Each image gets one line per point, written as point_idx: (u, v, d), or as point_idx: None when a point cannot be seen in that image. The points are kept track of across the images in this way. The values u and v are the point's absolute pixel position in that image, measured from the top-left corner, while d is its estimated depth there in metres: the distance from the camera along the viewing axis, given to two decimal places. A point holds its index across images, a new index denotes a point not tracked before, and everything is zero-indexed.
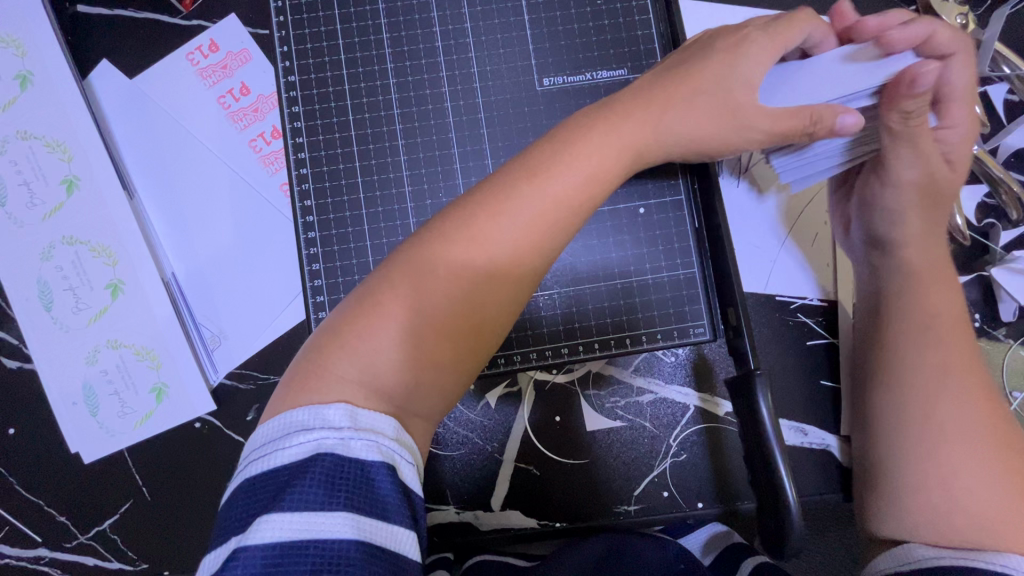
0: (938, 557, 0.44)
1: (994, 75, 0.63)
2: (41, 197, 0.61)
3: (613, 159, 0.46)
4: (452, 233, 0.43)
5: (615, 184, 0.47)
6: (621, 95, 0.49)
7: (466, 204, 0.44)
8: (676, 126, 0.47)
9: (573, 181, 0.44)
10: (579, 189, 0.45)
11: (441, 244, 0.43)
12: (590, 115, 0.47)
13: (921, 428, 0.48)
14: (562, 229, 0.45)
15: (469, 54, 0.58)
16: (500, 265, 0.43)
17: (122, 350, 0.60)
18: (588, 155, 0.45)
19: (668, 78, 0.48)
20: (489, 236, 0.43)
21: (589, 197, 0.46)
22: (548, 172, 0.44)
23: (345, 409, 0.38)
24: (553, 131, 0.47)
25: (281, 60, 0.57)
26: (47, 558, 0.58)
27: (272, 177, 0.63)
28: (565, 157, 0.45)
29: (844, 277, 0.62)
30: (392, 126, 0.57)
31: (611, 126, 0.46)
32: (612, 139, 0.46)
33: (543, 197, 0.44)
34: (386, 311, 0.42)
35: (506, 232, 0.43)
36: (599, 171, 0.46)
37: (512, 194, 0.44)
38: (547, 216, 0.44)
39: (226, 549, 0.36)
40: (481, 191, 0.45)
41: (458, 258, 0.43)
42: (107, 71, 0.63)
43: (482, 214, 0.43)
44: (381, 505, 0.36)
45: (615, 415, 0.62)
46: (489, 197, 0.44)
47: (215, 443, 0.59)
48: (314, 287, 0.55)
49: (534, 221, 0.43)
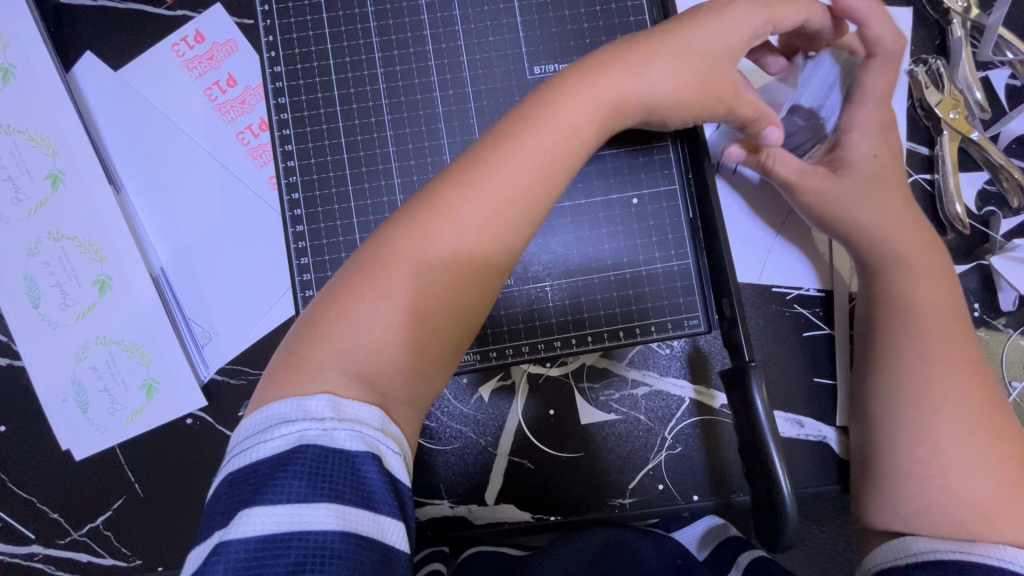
0: (933, 551, 0.43)
1: (995, 59, 0.61)
2: (26, 191, 0.60)
3: (590, 123, 0.44)
4: (422, 209, 0.42)
5: (592, 144, 0.46)
6: (602, 58, 0.46)
7: (438, 180, 0.44)
8: (660, 82, 0.46)
9: (545, 147, 0.43)
10: (555, 162, 0.44)
11: (415, 225, 0.42)
12: (566, 79, 0.45)
13: (916, 414, 0.48)
14: (537, 198, 0.44)
15: (458, 42, 0.57)
16: (475, 241, 0.42)
17: (110, 347, 0.60)
18: (562, 120, 0.44)
19: (650, 41, 0.47)
20: (459, 211, 0.42)
21: (564, 167, 0.44)
22: (523, 148, 0.43)
23: (328, 400, 0.38)
24: (528, 96, 0.46)
25: (267, 50, 0.56)
26: (40, 555, 0.58)
27: (260, 169, 0.62)
28: (538, 123, 0.44)
29: (841, 267, 0.61)
30: (380, 115, 0.56)
31: (587, 85, 0.45)
32: (586, 100, 0.44)
33: (519, 177, 0.43)
34: (363, 296, 0.41)
35: (478, 206, 0.42)
36: (573, 134, 0.44)
37: (482, 167, 0.43)
38: (520, 193, 0.43)
39: (209, 544, 0.35)
40: (456, 170, 0.44)
41: (429, 238, 0.42)
42: (91, 63, 0.62)
43: (454, 190, 0.42)
44: (367, 495, 0.36)
45: (610, 408, 0.61)
46: (463, 173, 0.43)
47: (206, 439, 0.59)
48: (303, 281, 0.55)
49: (509, 202, 0.43)
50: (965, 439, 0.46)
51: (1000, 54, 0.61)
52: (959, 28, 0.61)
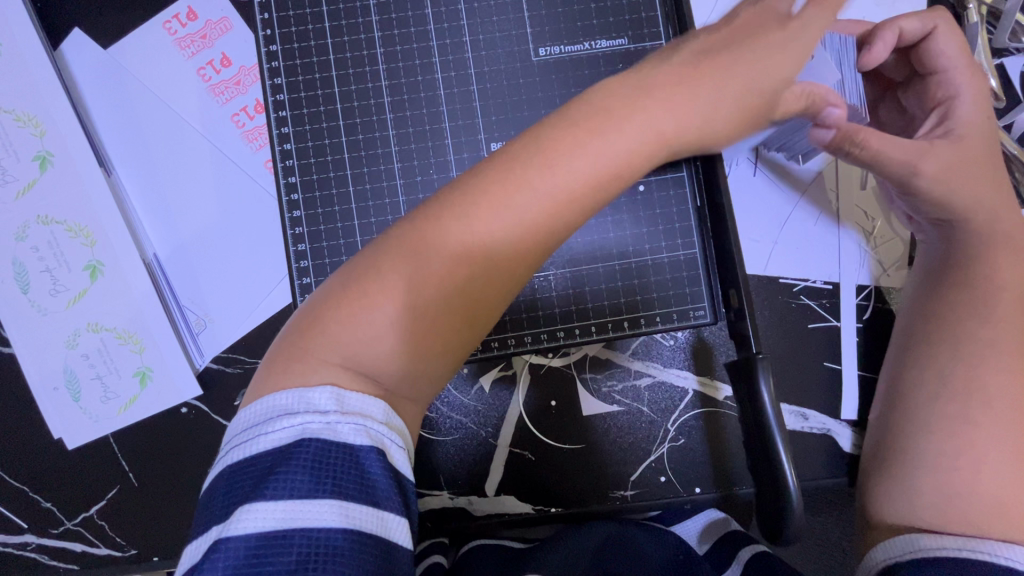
0: (941, 548, 0.42)
1: (1012, 47, 0.60)
2: (14, 173, 0.58)
3: (643, 140, 0.41)
4: (450, 212, 0.40)
5: (641, 173, 0.43)
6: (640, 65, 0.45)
7: (472, 182, 0.40)
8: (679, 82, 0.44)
9: (588, 171, 0.40)
10: (600, 173, 0.41)
11: (441, 226, 0.40)
12: (621, 90, 0.42)
13: (953, 412, 0.47)
14: (573, 216, 0.41)
15: (461, 23, 0.55)
16: (498, 247, 0.40)
17: (102, 334, 0.58)
18: (609, 130, 0.41)
19: None
20: (489, 218, 0.39)
21: (608, 184, 0.41)
22: (564, 155, 0.40)
23: (331, 392, 0.37)
24: (582, 102, 0.42)
25: (262, 28, 0.54)
26: (34, 544, 0.57)
27: (256, 153, 0.61)
28: (588, 145, 0.40)
29: (848, 258, 0.60)
30: (380, 98, 0.54)
31: (649, 116, 0.41)
32: (646, 132, 0.41)
33: (553, 188, 0.39)
34: (370, 289, 0.39)
35: (511, 216, 0.39)
36: (628, 158, 0.41)
37: (522, 173, 0.40)
38: (554, 203, 0.40)
39: (206, 540, 0.34)
40: (492, 168, 0.41)
41: (450, 243, 0.40)
42: (81, 42, 0.60)
43: (488, 195, 0.39)
44: (372, 490, 0.35)
45: (612, 400, 0.60)
46: (498, 176, 0.40)
47: (202, 428, 0.58)
48: (300, 268, 0.53)
49: (540, 210, 0.40)
50: (975, 434, 0.46)
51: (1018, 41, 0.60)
52: (975, 13, 0.59)
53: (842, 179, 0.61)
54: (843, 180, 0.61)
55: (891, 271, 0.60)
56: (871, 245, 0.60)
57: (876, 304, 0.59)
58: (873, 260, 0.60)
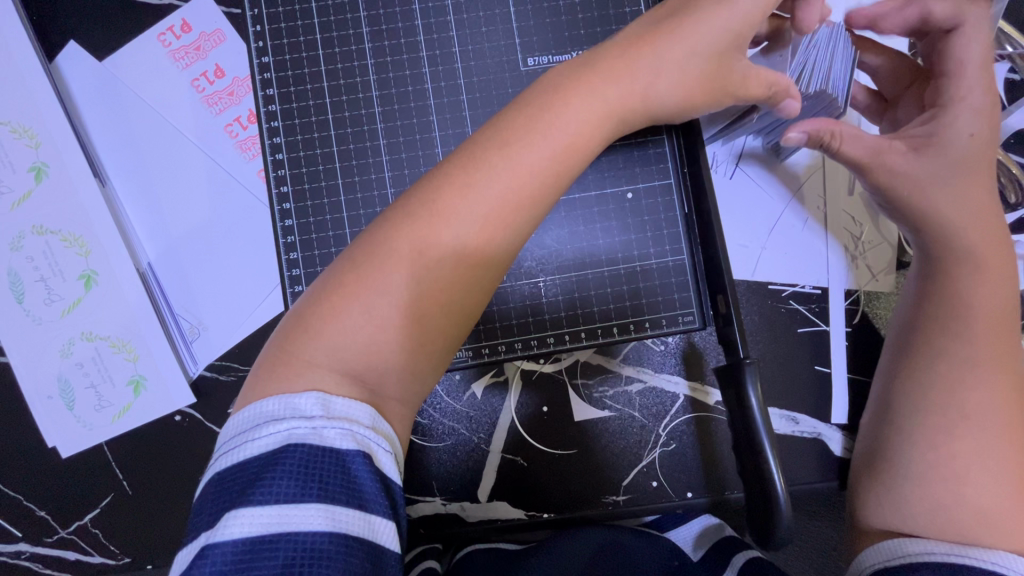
0: (927, 553, 0.43)
1: (996, 53, 0.60)
2: (9, 184, 0.59)
3: (593, 125, 0.44)
4: (422, 211, 0.41)
5: (594, 152, 0.45)
6: (606, 60, 0.45)
7: (437, 175, 0.42)
8: (667, 94, 0.45)
9: (543, 164, 0.42)
10: (556, 161, 0.43)
11: (407, 221, 0.41)
12: (570, 79, 0.44)
13: (940, 415, 0.47)
14: (535, 204, 0.43)
15: (450, 33, 0.55)
16: (470, 247, 0.42)
17: (96, 342, 0.59)
18: (566, 125, 0.43)
19: (652, 37, 0.46)
20: (455, 211, 0.41)
21: (564, 169, 0.43)
22: (520, 147, 0.42)
23: (317, 397, 0.37)
24: (527, 95, 0.45)
25: (254, 39, 0.55)
26: (28, 553, 0.58)
27: (249, 162, 0.61)
28: (546, 134, 0.43)
29: (836, 262, 0.60)
30: (370, 107, 0.55)
31: (594, 88, 0.44)
32: (593, 107, 0.44)
33: (514, 175, 0.42)
34: (354, 293, 0.40)
35: (474, 208, 0.41)
36: (577, 141, 0.43)
37: (482, 166, 0.42)
38: (515, 192, 0.42)
39: (195, 546, 0.35)
40: (452, 165, 0.43)
41: (421, 238, 0.41)
42: (75, 54, 0.60)
43: (452, 189, 0.41)
44: (359, 494, 0.35)
45: (604, 405, 0.61)
46: (457, 170, 0.42)
47: (195, 436, 0.58)
48: (292, 276, 0.54)
49: (501, 199, 0.42)
50: (964, 439, 0.46)
51: (1001, 47, 0.60)
52: None
53: (829, 185, 0.61)
54: (829, 189, 0.61)
55: (880, 276, 0.60)
56: (859, 249, 0.60)
57: (865, 308, 0.60)
58: (862, 265, 0.60)
